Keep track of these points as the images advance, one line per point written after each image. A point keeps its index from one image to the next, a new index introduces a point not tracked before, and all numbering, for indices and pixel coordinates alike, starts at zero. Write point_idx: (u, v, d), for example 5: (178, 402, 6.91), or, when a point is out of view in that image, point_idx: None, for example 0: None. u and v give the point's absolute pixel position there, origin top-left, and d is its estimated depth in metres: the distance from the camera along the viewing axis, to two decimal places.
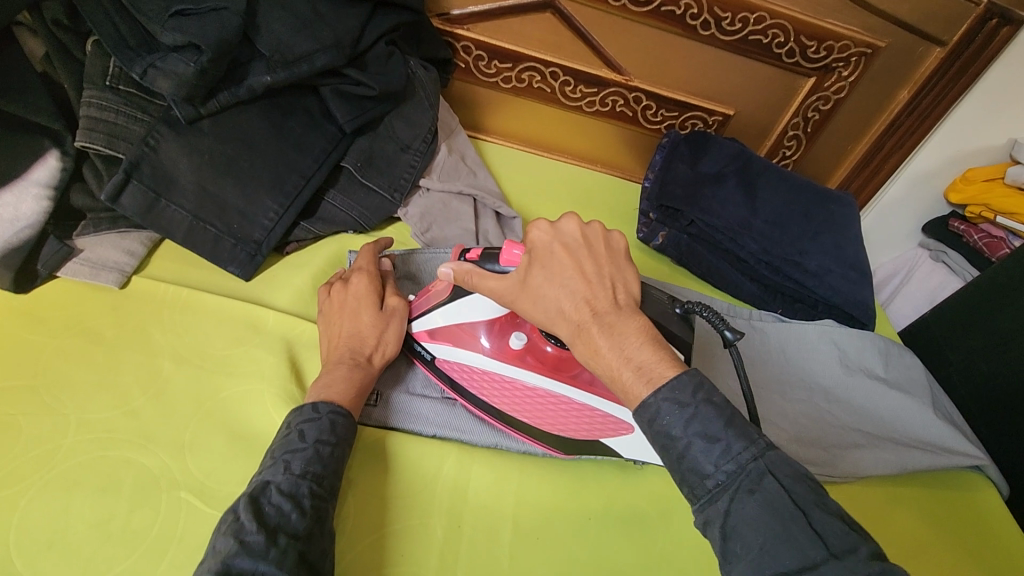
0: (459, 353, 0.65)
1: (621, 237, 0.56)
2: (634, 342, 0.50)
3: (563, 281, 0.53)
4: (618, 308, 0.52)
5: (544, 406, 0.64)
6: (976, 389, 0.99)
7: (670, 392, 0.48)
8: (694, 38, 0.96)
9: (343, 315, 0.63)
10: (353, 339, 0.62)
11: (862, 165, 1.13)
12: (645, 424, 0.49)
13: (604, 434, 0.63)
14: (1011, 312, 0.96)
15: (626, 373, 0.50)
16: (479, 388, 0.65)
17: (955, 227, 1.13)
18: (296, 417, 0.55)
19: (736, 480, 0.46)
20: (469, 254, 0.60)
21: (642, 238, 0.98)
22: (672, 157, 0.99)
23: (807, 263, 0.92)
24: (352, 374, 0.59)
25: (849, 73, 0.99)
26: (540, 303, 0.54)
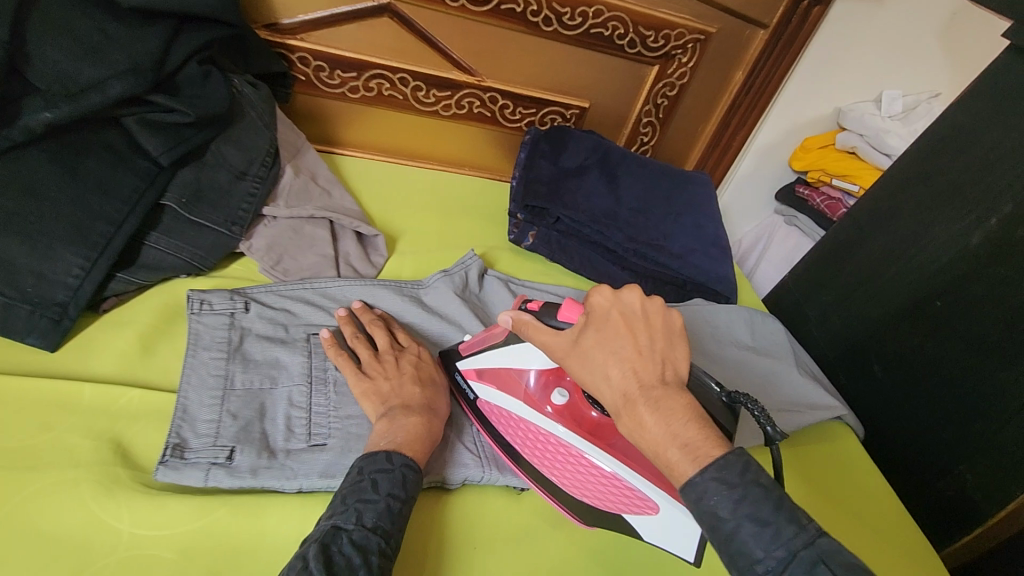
0: (502, 399, 0.67)
1: (679, 317, 0.55)
2: (681, 420, 0.50)
3: (612, 349, 0.54)
4: (667, 388, 0.52)
5: (578, 472, 0.62)
6: (832, 340, 1.07)
7: (718, 471, 0.47)
8: (539, 34, 0.96)
9: (408, 372, 0.64)
10: (421, 389, 0.63)
11: (712, 144, 1.19)
12: (690, 502, 0.48)
13: (628, 510, 0.60)
14: (853, 267, 1.06)
15: (673, 449, 0.50)
16: (514, 437, 0.66)
17: (800, 193, 1.28)
18: (369, 463, 0.55)
19: (785, 567, 0.45)
20: (530, 304, 0.63)
21: (513, 240, 0.96)
22: (535, 154, 0.98)
23: (670, 247, 0.96)
24: (420, 425, 0.59)
25: (688, 59, 1.04)
26: (586, 367, 0.55)
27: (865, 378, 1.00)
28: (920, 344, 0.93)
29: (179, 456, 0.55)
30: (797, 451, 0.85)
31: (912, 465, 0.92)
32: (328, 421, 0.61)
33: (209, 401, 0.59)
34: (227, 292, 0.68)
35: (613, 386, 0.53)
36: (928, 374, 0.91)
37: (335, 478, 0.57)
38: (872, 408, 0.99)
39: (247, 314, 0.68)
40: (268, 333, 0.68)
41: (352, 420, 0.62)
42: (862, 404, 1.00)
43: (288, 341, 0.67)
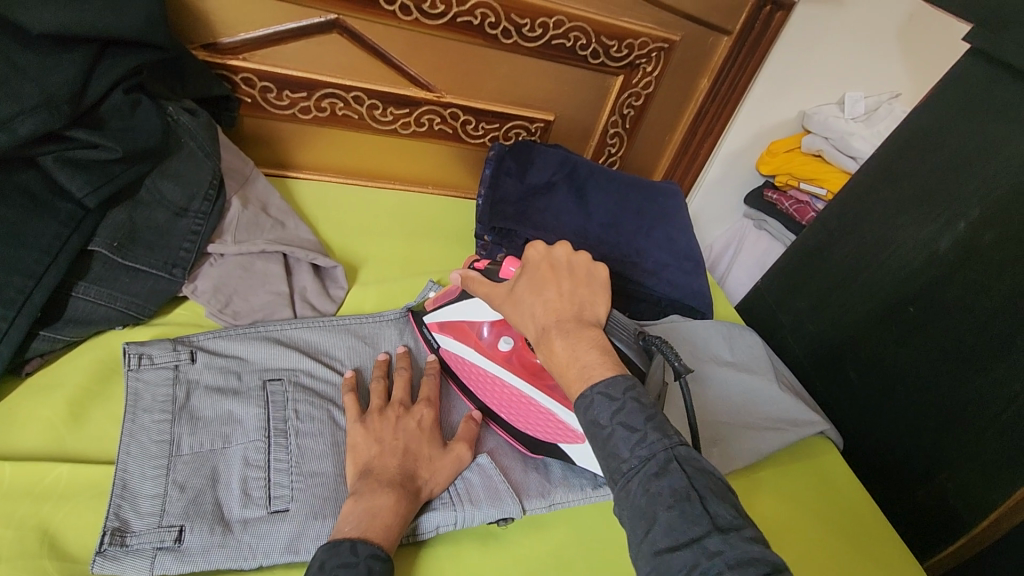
0: (456, 346, 0.72)
1: (604, 269, 0.61)
2: (585, 347, 0.54)
3: (540, 293, 0.58)
4: (581, 323, 0.56)
5: (520, 407, 0.68)
6: (808, 347, 1.07)
7: (605, 386, 0.51)
8: (499, 47, 0.92)
9: (400, 439, 0.60)
10: (404, 464, 0.58)
11: (680, 152, 1.17)
12: (580, 411, 0.51)
13: (560, 439, 0.66)
14: (825, 274, 1.05)
15: (573, 370, 0.53)
16: (466, 379, 0.71)
17: (769, 197, 1.28)
18: (331, 556, 0.49)
19: (644, 468, 0.47)
20: (477, 265, 0.69)
21: (483, 262, 0.93)
22: (500, 172, 0.95)
23: (643, 263, 0.94)
24: (397, 503, 0.55)
25: (653, 68, 1.01)
26: (516, 307, 0.60)
27: (842, 386, 1.00)
28: (895, 351, 0.92)
29: (119, 543, 0.49)
30: (778, 472, 0.83)
31: (893, 473, 0.92)
32: (289, 481, 0.56)
33: (152, 473, 0.54)
34: (169, 342, 0.62)
35: (537, 323, 0.57)
36: (904, 381, 0.90)
37: (298, 550, 0.52)
38: (850, 415, 0.98)
39: (194, 364, 0.62)
40: (218, 383, 0.61)
41: (316, 478, 0.57)
42: (841, 411, 1.00)
43: (241, 391, 0.61)
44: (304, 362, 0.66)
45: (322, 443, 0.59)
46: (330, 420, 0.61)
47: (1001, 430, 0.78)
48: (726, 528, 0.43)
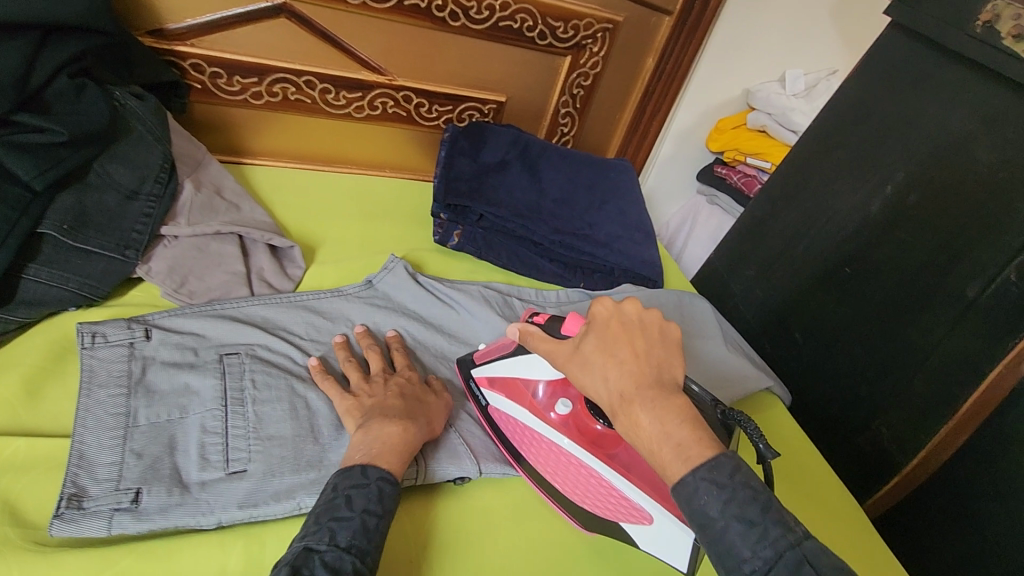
0: (511, 408, 0.70)
1: (678, 327, 0.57)
2: (674, 419, 0.51)
3: (611, 353, 0.55)
4: (662, 388, 0.53)
5: (580, 480, 0.66)
6: (757, 313, 1.12)
7: (708, 471, 0.49)
8: (447, 30, 0.94)
9: (394, 389, 0.64)
10: (407, 403, 0.63)
11: (631, 131, 1.21)
12: (682, 501, 0.49)
13: (624, 517, 0.64)
14: (771, 242, 1.10)
15: (666, 448, 0.51)
16: (521, 444, 0.70)
17: (718, 172, 1.32)
18: (343, 479, 0.54)
19: (772, 566, 0.46)
20: (535, 318, 0.68)
21: (438, 241, 0.93)
22: (454, 152, 0.96)
23: (595, 235, 0.97)
24: (402, 433, 0.59)
25: (599, 49, 1.05)
26: (585, 370, 0.56)
27: (788, 346, 1.05)
28: (834, 310, 0.98)
29: (76, 507, 0.50)
30: None
31: (835, 424, 0.97)
32: (247, 444, 0.58)
33: (109, 443, 0.55)
34: (123, 321, 0.63)
35: (609, 389, 0.54)
36: (842, 338, 0.96)
37: (257, 505, 0.54)
38: (796, 373, 1.03)
39: (150, 341, 0.63)
40: (175, 359, 0.62)
41: (275, 441, 0.59)
42: (787, 371, 1.05)
43: (198, 365, 0.62)
44: (261, 337, 0.67)
45: (280, 409, 0.61)
46: (288, 388, 0.63)
47: (927, 375, 0.84)
48: None
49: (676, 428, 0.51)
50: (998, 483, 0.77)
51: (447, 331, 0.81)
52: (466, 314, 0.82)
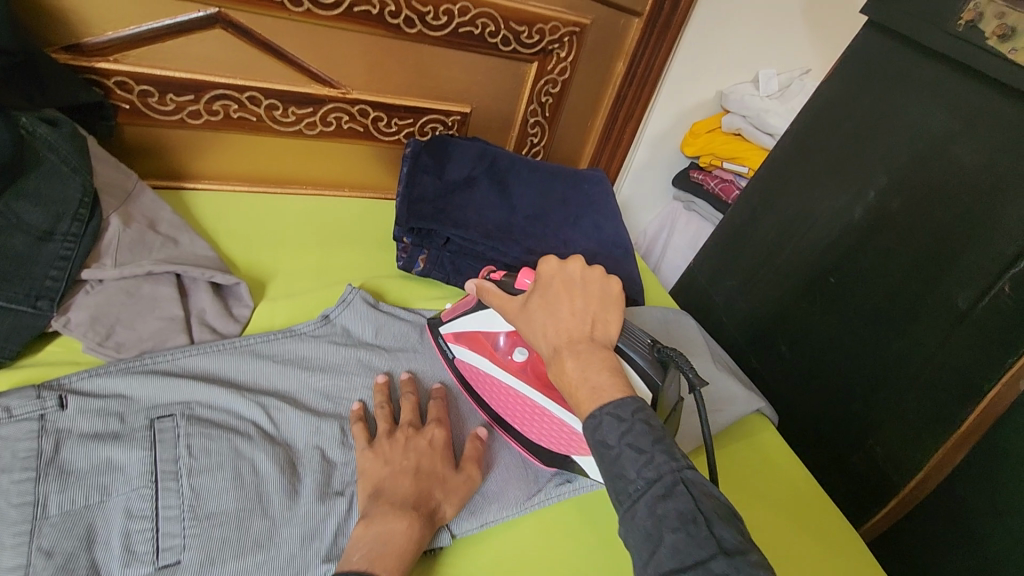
0: (472, 357, 0.70)
1: (620, 284, 0.57)
2: (599, 370, 0.50)
3: (549, 309, 0.56)
4: (593, 343, 0.53)
5: (535, 419, 0.66)
6: (742, 324, 1.08)
7: (613, 407, 0.47)
8: (403, 37, 0.87)
9: (412, 459, 0.60)
10: (420, 483, 0.58)
11: (604, 138, 1.16)
12: (588, 433, 0.48)
13: (574, 451, 0.64)
14: (753, 251, 1.06)
15: (583, 391, 0.50)
16: (483, 390, 0.70)
17: (695, 177, 1.28)
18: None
19: (650, 489, 0.43)
20: (494, 274, 0.67)
21: (403, 266, 0.88)
22: (416, 168, 0.90)
23: (571, 254, 0.91)
24: (410, 531, 0.54)
25: (567, 54, 0.99)
26: (527, 323, 0.57)
27: (775, 361, 1.01)
28: (821, 322, 0.94)
29: None
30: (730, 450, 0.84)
31: (827, 441, 0.93)
32: (182, 528, 0.51)
33: (13, 542, 0.47)
34: (31, 389, 0.54)
35: (547, 342, 0.55)
36: (831, 351, 0.92)
37: None
38: (785, 388, 0.99)
39: (64, 411, 0.54)
40: (96, 429, 0.55)
41: (215, 520, 0.52)
42: (775, 385, 1.01)
43: (124, 434, 0.55)
44: (199, 393, 0.60)
45: (220, 479, 0.54)
46: (230, 452, 0.56)
47: (920, 390, 0.80)
48: (733, 550, 0.39)
49: (595, 372, 0.50)
50: (1000, 503, 0.74)
51: (412, 359, 0.74)
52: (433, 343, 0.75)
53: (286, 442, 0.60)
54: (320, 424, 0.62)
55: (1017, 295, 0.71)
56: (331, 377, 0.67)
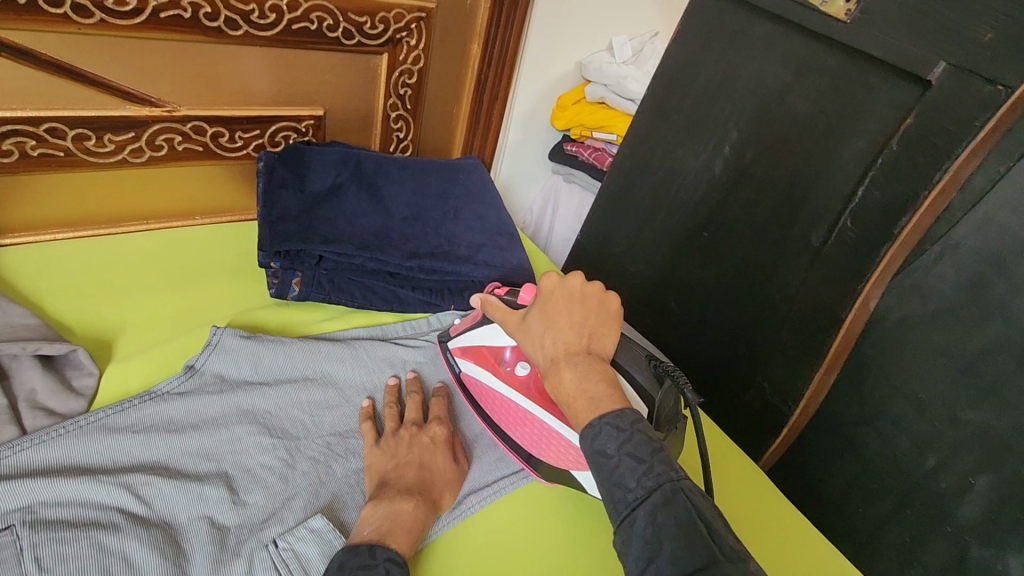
0: (478, 372, 0.71)
1: (617, 301, 0.62)
2: (594, 378, 0.55)
3: (552, 321, 0.60)
4: (589, 356, 0.57)
5: (535, 433, 0.65)
6: (633, 288, 1.11)
7: (613, 418, 0.52)
8: (228, 41, 0.78)
9: (416, 453, 0.62)
10: (423, 474, 0.61)
11: (473, 124, 1.12)
12: (586, 441, 0.52)
13: (572, 466, 0.63)
14: (632, 216, 1.09)
15: (580, 401, 0.54)
16: (485, 403, 0.70)
17: (569, 150, 1.30)
18: (350, 557, 0.51)
19: (652, 496, 0.48)
20: (502, 292, 0.72)
21: (276, 294, 0.79)
22: (272, 184, 0.82)
23: (455, 249, 0.88)
24: (416, 513, 0.57)
25: (416, 41, 0.94)
26: (528, 335, 0.62)
27: (667, 319, 1.05)
28: (702, 276, 0.99)
29: None
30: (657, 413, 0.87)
31: (721, 386, 0.99)
32: None
33: None
34: None
35: (544, 353, 0.59)
36: (714, 301, 0.97)
37: None
38: (678, 345, 1.04)
39: None
40: None
41: None
42: (670, 343, 1.05)
43: None
44: (41, 489, 0.51)
45: None
46: (94, 551, 0.49)
47: (794, 325, 0.87)
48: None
49: (593, 383, 0.55)
50: (869, 411, 0.86)
51: (303, 389, 0.67)
52: (322, 365, 0.70)
53: (164, 519, 0.53)
54: (201, 490, 0.55)
55: (858, 228, 0.79)
56: (208, 433, 0.60)
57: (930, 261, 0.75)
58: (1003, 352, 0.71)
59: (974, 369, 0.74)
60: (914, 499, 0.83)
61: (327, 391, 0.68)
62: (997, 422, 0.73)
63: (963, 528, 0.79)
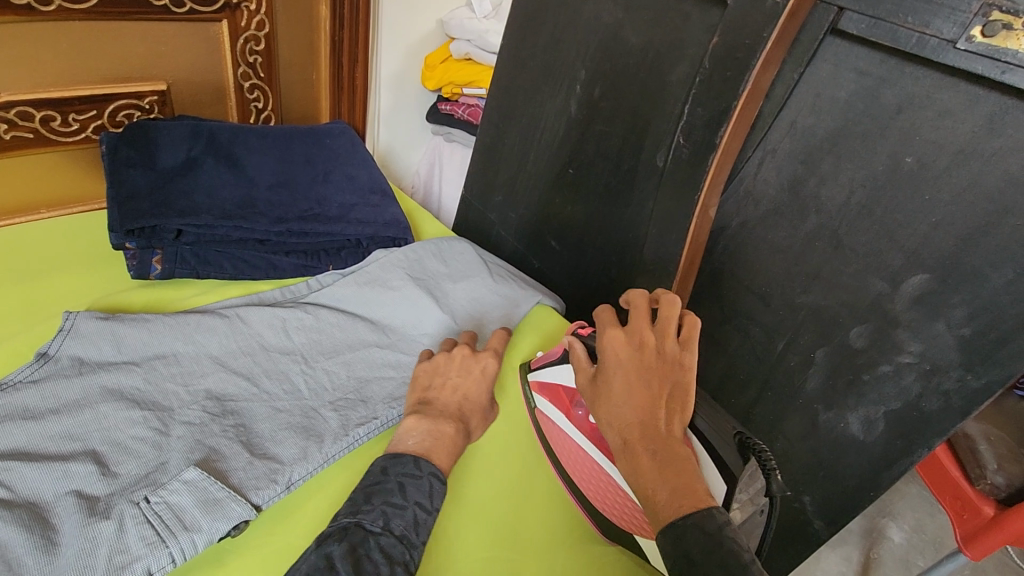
0: (554, 415, 0.70)
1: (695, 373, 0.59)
2: (670, 468, 0.54)
3: (627, 396, 0.58)
4: (667, 441, 0.56)
5: (603, 488, 0.65)
6: (517, 232, 1.16)
7: (698, 518, 0.50)
8: (41, 17, 0.74)
9: (464, 381, 0.68)
10: (467, 401, 0.67)
11: (337, 90, 1.11)
12: (666, 538, 0.51)
13: (637, 531, 0.63)
14: (506, 165, 1.15)
15: (660, 494, 0.53)
16: (561, 449, 0.70)
17: (444, 109, 1.33)
18: (396, 466, 0.58)
19: None
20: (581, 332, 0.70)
21: (136, 275, 0.77)
22: (118, 164, 0.79)
23: (327, 211, 0.89)
24: (455, 438, 0.63)
25: (257, 6, 0.92)
26: (599, 405, 0.60)
27: (550, 257, 1.12)
28: (574, 212, 1.05)
29: None
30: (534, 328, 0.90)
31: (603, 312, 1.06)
32: None
33: None
34: None
35: (617, 432, 0.58)
36: (586, 233, 1.04)
37: None
38: (560, 280, 1.11)
39: None
40: None
41: None
42: (554, 279, 1.12)
43: None
44: None
45: None
46: None
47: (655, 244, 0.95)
48: None
49: (673, 474, 0.54)
50: (726, 311, 0.97)
51: (173, 363, 0.67)
52: (191, 337, 0.70)
53: (28, 500, 0.52)
54: (65, 468, 0.55)
55: (689, 142, 0.84)
56: (71, 415, 0.59)
57: (755, 167, 0.87)
58: (822, 239, 0.84)
59: (803, 258, 0.86)
60: (772, 382, 0.95)
61: (202, 361, 0.68)
62: (825, 301, 0.86)
63: (812, 398, 0.92)
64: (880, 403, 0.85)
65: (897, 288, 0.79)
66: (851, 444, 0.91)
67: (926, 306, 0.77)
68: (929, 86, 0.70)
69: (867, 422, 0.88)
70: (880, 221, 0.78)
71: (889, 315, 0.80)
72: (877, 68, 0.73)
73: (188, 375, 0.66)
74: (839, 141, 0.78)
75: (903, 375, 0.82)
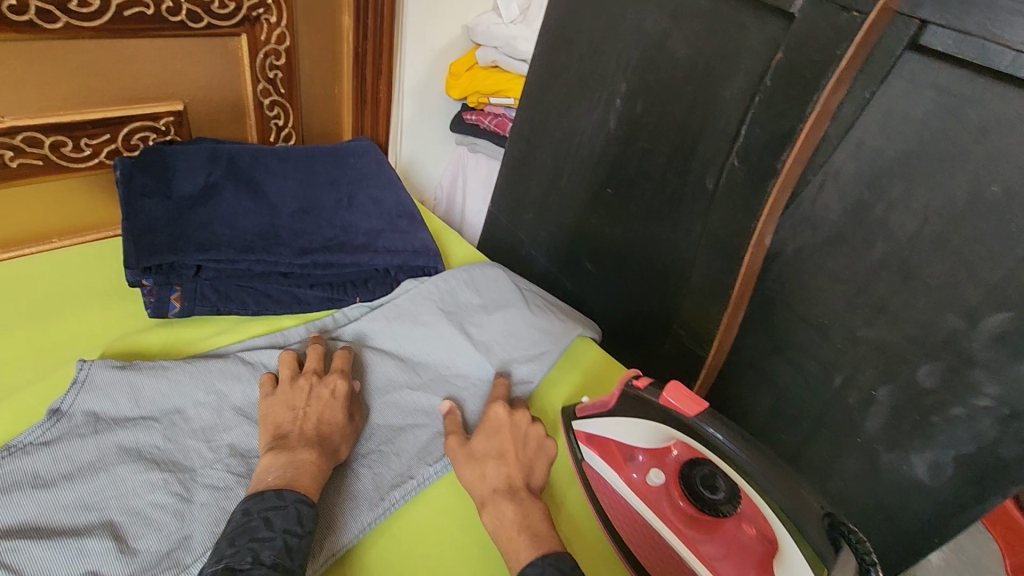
0: (609, 473, 0.64)
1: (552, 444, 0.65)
2: (536, 517, 0.58)
3: (500, 458, 0.62)
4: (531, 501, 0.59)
5: (660, 560, 0.59)
6: (549, 251, 1.10)
7: (555, 557, 0.54)
8: (47, 36, 0.68)
9: (312, 405, 0.63)
10: (323, 426, 0.62)
11: (360, 103, 1.05)
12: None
13: None
14: (536, 179, 1.09)
15: (522, 540, 0.56)
16: (614, 513, 0.64)
17: (469, 119, 1.26)
18: (257, 502, 0.54)
19: None
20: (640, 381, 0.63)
21: (154, 313, 0.72)
22: (133, 193, 0.73)
23: (353, 239, 0.83)
24: (316, 460, 0.58)
25: (277, 18, 0.86)
26: (469, 464, 0.62)
27: (585, 278, 1.06)
28: (611, 233, 0.99)
29: None
30: (567, 363, 0.84)
31: (642, 338, 1.00)
32: None
33: None
34: None
35: (488, 486, 0.60)
36: (623, 255, 0.98)
37: None
38: (596, 302, 1.05)
39: None
40: None
41: None
42: (589, 301, 1.06)
43: None
44: None
45: None
46: None
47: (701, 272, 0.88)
48: None
49: (537, 522, 0.57)
50: (777, 342, 0.90)
51: (192, 417, 0.62)
52: (211, 387, 0.64)
53: None
54: (80, 545, 0.50)
55: (746, 166, 0.79)
56: (85, 482, 0.54)
57: (813, 192, 0.78)
58: (889, 268, 0.75)
59: (865, 289, 0.78)
60: (827, 418, 0.88)
61: (222, 414, 0.63)
62: (890, 335, 0.78)
63: (872, 438, 0.85)
64: (950, 446, 0.77)
65: (976, 326, 0.70)
66: (914, 488, 0.83)
67: (1011, 345, 0.68)
68: (1022, 106, 0.61)
69: (934, 467, 0.80)
70: (957, 252, 0.69)
71: (964, 352, 0.72)
72: (958, 85, 0.65)
73: (211, 431, 0.61)
74: (911, 163, 0.70)
75: (978, 420, 0.74)
